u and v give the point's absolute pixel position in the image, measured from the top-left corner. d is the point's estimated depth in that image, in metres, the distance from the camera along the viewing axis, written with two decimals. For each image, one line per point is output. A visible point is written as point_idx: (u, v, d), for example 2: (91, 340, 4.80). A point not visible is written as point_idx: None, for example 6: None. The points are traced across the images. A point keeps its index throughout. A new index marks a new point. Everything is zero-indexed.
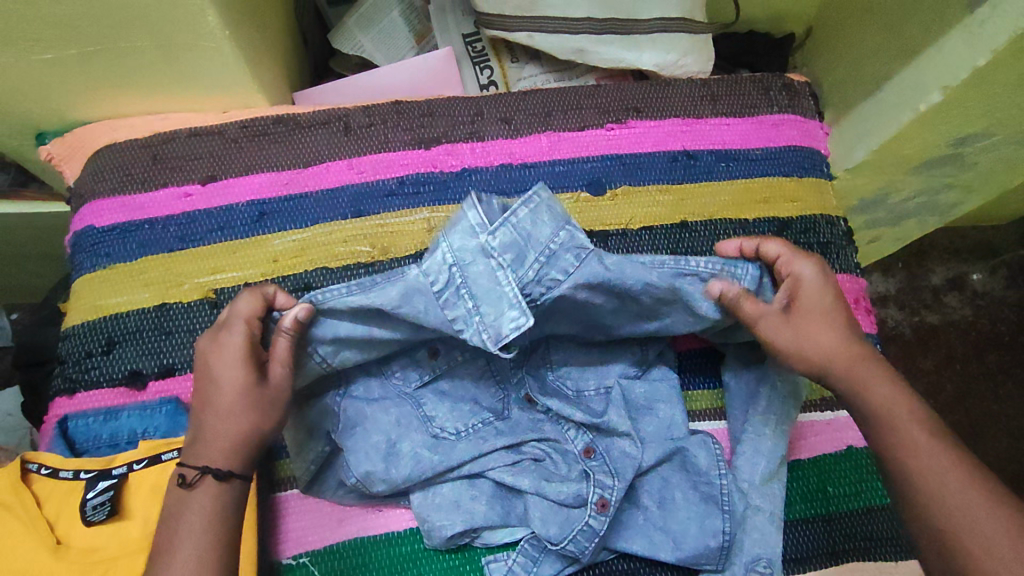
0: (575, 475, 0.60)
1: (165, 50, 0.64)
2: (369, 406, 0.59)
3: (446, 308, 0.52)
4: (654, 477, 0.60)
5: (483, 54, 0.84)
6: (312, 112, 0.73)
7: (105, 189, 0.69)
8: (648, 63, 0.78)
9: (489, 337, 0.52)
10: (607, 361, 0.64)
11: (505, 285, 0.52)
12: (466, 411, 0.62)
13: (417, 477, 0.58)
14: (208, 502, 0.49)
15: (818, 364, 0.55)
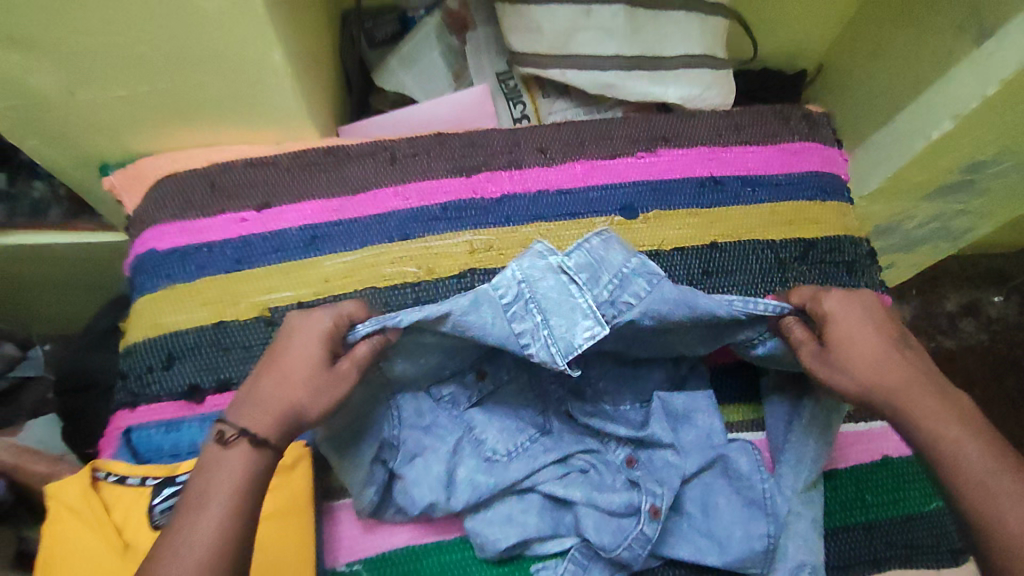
0: (621, 484, 0.61)
1: (231, 85, 0.69)
2: (425, 434, 0.61)
3: (514, 321, 0.55)
4: (698, 486, 0.62)
5: (516, 91, 0.89)
6: (360, 144, 0.77)
7: (165, 215, 0.73)
8: (674, 96, 0.83)
9: (560, 350, 0.55)
10: (642, 374, 0.65)
11: (577, 297, 0.56)
12: (514, 430, 0.63)
13: (475, 502, 0.59)
14: (236, 468, 0.48)
15: (878, 395, 0.53)
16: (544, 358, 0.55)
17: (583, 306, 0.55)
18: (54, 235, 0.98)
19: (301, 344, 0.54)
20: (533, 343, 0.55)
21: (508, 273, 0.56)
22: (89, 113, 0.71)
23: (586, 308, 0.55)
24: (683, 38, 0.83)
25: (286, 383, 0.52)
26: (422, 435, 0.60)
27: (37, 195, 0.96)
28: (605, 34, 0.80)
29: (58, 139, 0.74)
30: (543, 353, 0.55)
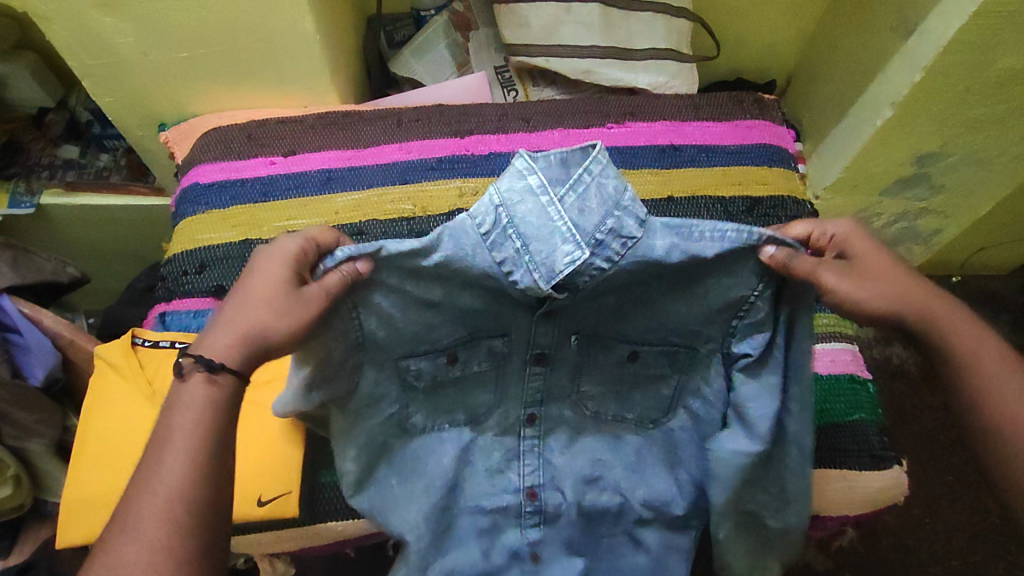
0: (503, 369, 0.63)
1: (271, 53, 0.85)
2: (344, 334, 0.55)
3: (494, 250, 0.54)
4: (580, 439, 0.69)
5: (510, 81, 1.04)
6: (374, 110, 0.92)
7: (209, 158, 0.87)
8: (643, 82, 0.97)
9: (540, 275, 0.54)
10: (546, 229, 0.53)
11: (555, 220, 0.54)
12: (437, 290, 0.56)
13: (433, 451, 0.67)
14: (200, 395, 0.49)
15: (895, 304, 0.53)
16: (529, 284, 0.54)
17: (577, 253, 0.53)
18: (107, 197, 1.13)
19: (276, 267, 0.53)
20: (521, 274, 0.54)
21: (485, 200, 0.55)
22: (156, 74, 0.87)
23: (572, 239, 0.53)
24: (651, 34, 0.98)
25: (261, 308, 0.51)
26: (367, 330, 0.56)
27: (104, 164, 1.17)
28: (584, 28, 0.95)
29: (129, 97, 0.91)
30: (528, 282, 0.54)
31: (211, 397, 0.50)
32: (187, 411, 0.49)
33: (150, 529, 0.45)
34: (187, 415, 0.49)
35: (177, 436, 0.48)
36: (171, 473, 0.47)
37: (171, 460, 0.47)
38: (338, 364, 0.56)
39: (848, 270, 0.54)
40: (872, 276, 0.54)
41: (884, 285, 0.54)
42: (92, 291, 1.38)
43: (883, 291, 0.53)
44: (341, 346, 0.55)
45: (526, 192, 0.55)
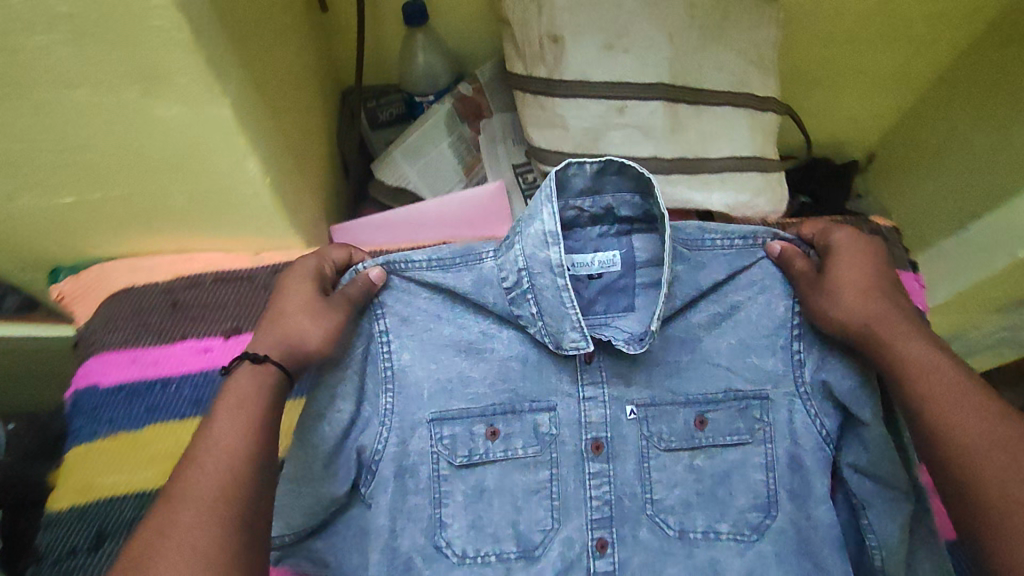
0: (565, 388, 0.64)
1: (195, 195, 0.57)
2: (351, 381, 0.61)
3: (513, 305, 0.59)
4: (658, 418, 0.64)
5: (534, 186, 0.78)
6: (352, 258, 0.66)
7: (116, 341, 0.61)
8: (719, 203, 0.71)
9: (552, 341, 0.59)
10: (537, 276, 0.57)
11: (569, 306, 0.57)
12: (464, 321, 0.63)
13: (444, 445, 0.63)
14: (248, 382, 0.48)
15: (853, 330, 0.55)
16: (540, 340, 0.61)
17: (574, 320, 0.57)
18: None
19: (303, 293, 0.59)
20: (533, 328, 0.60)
21: (510, 260, 0.58)
22: (33, 220, 0.60)
23: (575, 320, 0.57)
24: (730, 139, 0.71)
25: (311, 328, 0.56)
26: (394, 361, 0.62)
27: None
28: (641, 134, 0.68)
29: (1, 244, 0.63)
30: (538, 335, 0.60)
31: (251, 390, 0.48)
32: (229, 406, 0.46)
33: (205, 496, 0.40)
34: (233, 404, 0.47)
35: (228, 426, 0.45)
36: (212, 466, 0.42)
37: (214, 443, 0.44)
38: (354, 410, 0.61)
39: (817, 282, 0.58)
40: (847, 266, 0.57)
41: (856, 303, 0.55)
42: None
43: (858, 300, 0.55)
44: (367, 374, 0.62)
45: (548, 271, 0.56)
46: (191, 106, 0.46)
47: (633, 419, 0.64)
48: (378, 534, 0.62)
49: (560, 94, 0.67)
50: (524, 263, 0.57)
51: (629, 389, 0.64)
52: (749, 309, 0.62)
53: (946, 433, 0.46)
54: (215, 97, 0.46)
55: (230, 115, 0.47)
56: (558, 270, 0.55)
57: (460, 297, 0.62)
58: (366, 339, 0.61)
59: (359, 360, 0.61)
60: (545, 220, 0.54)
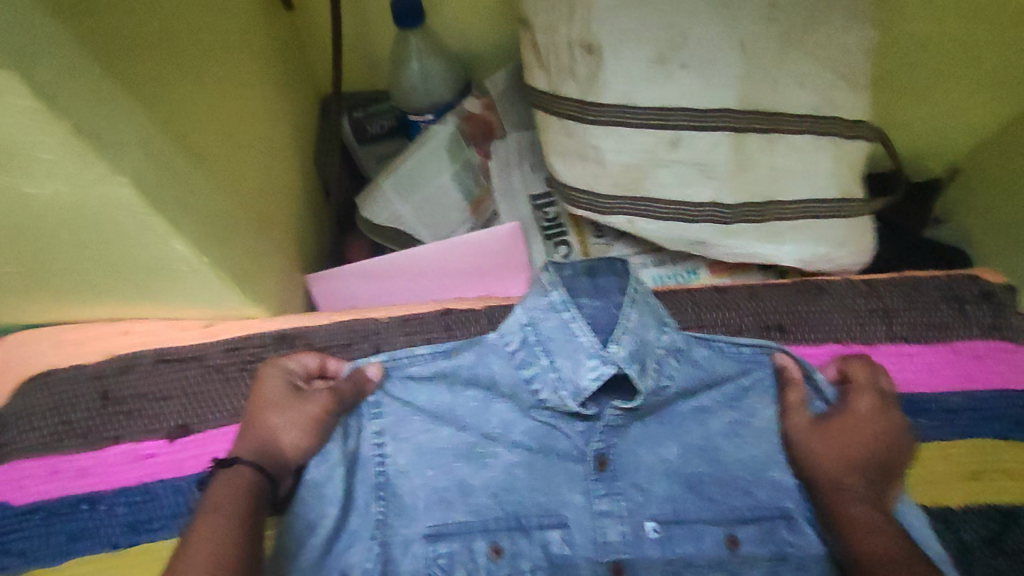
0: (579, 493, 0.49)
1: (114, 272, 0.43)
2: (330, 485, 0.45)
3: (522, 368, 0.47)
4: (687, 528, 0.48)
5: (556, 223, 0.63)
6: (324, 327, 0.52)
7: (34, 444, 0.49)
8: (791, 258, 0.56)
9: (568, 394, 0.47)
10: (545, 344, 0.46)
11: (581, 335, 0.45)
12: (458, 396, 0.48)
13: (439, 564, 0.46)
14: (226, 494, 0.40)
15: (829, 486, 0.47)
16: (555, 402, 0.48)
17: (588, 346, 0.45)
18: None
19: (276, 384, 0.47)
20: (546, 388, 0.48)
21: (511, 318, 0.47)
22: None
23: (592, 347, 0.45)
24: (812, 175, 0.55)
25: (289, 423, 0.45)
26: (385, 462, 0.47)
27: None
28: (698, 172, 0.53)
29: None
30: (556, 399, 0.48)
31: (239, 493, 0.40)
32: (213, 511, 0.38)
33: None
34: (220, 505, 0.39)
35: (213, 532, 0.36)
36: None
37: (198, 553, 0.35)
38: (327, 520, 0.44)
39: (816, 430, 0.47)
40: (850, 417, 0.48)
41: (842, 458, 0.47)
42: None
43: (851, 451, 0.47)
44: (355, 478, 0.47)
45: (550, 308, 0.45)
46: (72, 185, 0.33)
47: (655, 536, 0.48)
48: None
49: (593, 121, 0.52)
50: (526, 322, 0.46)
51: (648, 501, 0.49)
52: (760, 412, 0.50)
53: None
54: (105, 177, 0.32)
55: (134, 198, 0.34)
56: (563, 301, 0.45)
57: (461, 388, 0.48)
58: (342, 429, 0.46)
59: (337, 443, 0.46)
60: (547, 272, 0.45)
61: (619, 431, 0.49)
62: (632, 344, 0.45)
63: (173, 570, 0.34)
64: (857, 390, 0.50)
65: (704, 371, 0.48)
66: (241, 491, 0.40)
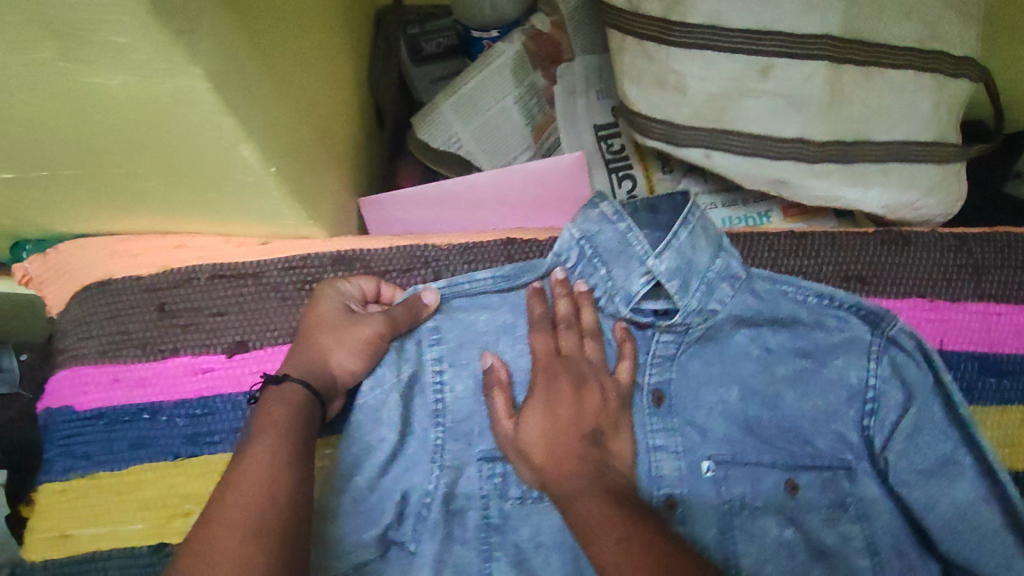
0: (639, 426, 0.47)
1: (174, 179, 0.42)
2: (389, 409, 0.45)
3: (581, 280, 0.49)
4: (745, 470, 0.47)
5: (621, 155, 0.60)
6: (383, 250, 0.51)
7: (91, 352, 0.49)
8: (874, 203, 0.53)
9: (621, 300, 0.48)
10: (602, 257, 0.48)
11: (634, 243, 0.47)
12: (518, 327, 0.48)
13: (494, 484, 0.46)
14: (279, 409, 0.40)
15: None
16: (611, 310, 0.48)
17: (640, 251, 0.46)
18: None
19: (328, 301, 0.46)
20: (603, 298, 0.48)
21: (565, 233, 0.49)
22: None
23: (643, 253, 0.46)
24: (905, 116, 0.51)
25: (341, 339, 0.44)
26: (443, 389, 0.47)
27: None
28: (786, 106, 0.49)
29: None
30: (610, 308, 0.48)
31: (290, 409, 0.40)
32: (261, 427, 0.39)
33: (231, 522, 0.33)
34: (271, 423, 0.39)
35: (271, 452, 0.37)
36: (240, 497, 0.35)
37: (252, 469, 0.36)
38: (385, 443, 0.45)
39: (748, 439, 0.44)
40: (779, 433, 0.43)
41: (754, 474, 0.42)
42: None
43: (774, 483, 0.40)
44: (416, 404, 0.46)
45: (601, 218, 0.48)
46: (141, 78, 0.31)
47: (711, 476, 0.47)
48: None
49: (676, 44, 0.49)
50: (581, 237, 0.48)
51: (706, 440, 0.47)
52: (836, 363, 0.48)
53: None
54: (181, 68, 0.30)
55: (205, 91, 0.31)
56: (614, 215, 0.47)
57: (524, 316, 0.48)
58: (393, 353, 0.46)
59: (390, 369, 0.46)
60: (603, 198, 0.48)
61: (676, 363, 0.48)
62: (676, 259, 0.45)
63: (223, 490, 0.35)
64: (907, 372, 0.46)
65: (765, 307, 0.47)
66: (291, 407, 0.40)
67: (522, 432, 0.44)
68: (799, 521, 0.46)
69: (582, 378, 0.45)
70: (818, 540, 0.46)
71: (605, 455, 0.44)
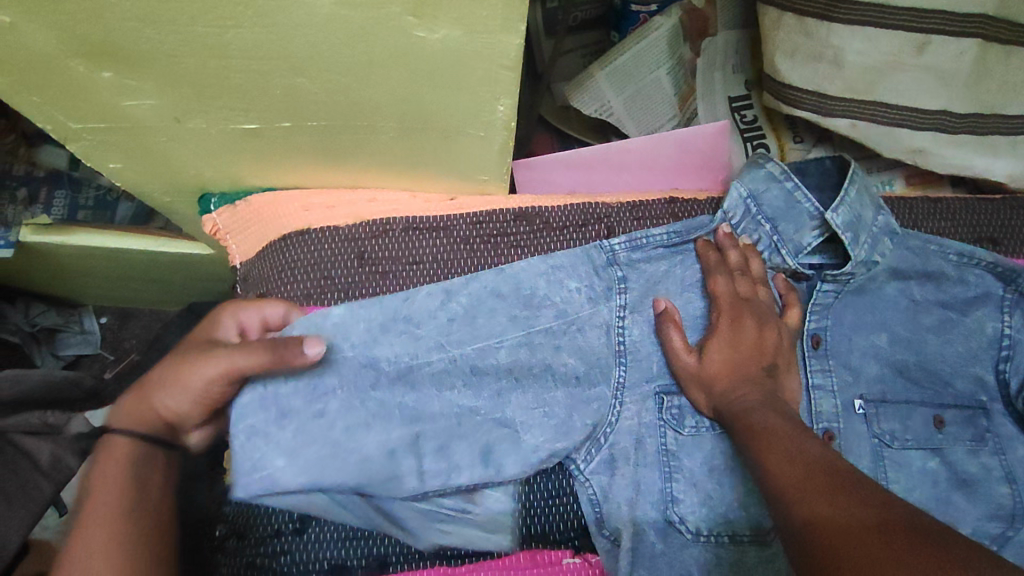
0: (802, 364, 0.53)
1: (408, 131, 0.46)
2: (582, 341, 0.51)
3: (746, 236, 0.54)
4: (894, 407, 0.53)
5: (754, 126, 0.66)
6: (560, 207, 0.56)
7: (296, 295, 0.53)
8: (1000, 173, 0.58)
9: (788, 252, 0.54)
10: (771, 214, 0.53)
11: (804, 201, 0.52)
12: (684, 274, 0.54)
13: (670, 414, 0.51)
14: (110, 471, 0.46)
15: (805, 447, 0.42)
16: (777, 263, 0.54)
17: (812, 208, 0.52)
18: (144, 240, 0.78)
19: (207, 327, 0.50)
20: (767, 251, 0.54)
21: (732, 193, 0.54)
22: (197, 146, 0.50)
23: (815, 209, 0.52)
24: None
25: (176, 387, 0.46)
26: (623, 332, 0.52)
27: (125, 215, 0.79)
28: (933, 80, 0.54)
29: (150, 165, 0.53)
30: (775, 259, 0.54)
31: (121, 458, 0.46)
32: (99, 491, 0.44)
33: None
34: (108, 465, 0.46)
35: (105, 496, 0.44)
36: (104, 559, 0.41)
37: (102, 508, 0.43)
38: (386, 400, 0.48)
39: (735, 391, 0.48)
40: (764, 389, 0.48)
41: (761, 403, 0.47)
42: (91, 298, 1.01)
43: (783, 419, 0.45)
44: (601, 344, 0.51)
45: (769, 178, 0.53)
46: (467, 32, 0.35)
47: (862, 412, 0.52)
48: (594, 507, 0.50)
49: (840, 20, 0.53)
50: (749, 195, 0.54)
51: (858, 380, 0.53)
52: (975, 315, 0.53)
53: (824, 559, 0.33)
54: (511, 24, 0.35)
55: (516, 47, 0.36)
56: (783, 177, 0.53)
57: (692, 266, 0.54)
58: (401, 318, 0.49)
59: (457, 323, 0.49)
60: (771, 162, 0.53)
61: (831, 312, 0.53)
62: (848, 215, 0.51)
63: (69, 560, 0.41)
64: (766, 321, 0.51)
65: (918, 260, 0.53)
66: (132, 457, 0.46)
67: (707, 364, 0.49)
68: (943, 453, 0.52)
69: (764, 315, 0.51)
70: (960, 468, 0.52)
71: (779, 385, 0.49)
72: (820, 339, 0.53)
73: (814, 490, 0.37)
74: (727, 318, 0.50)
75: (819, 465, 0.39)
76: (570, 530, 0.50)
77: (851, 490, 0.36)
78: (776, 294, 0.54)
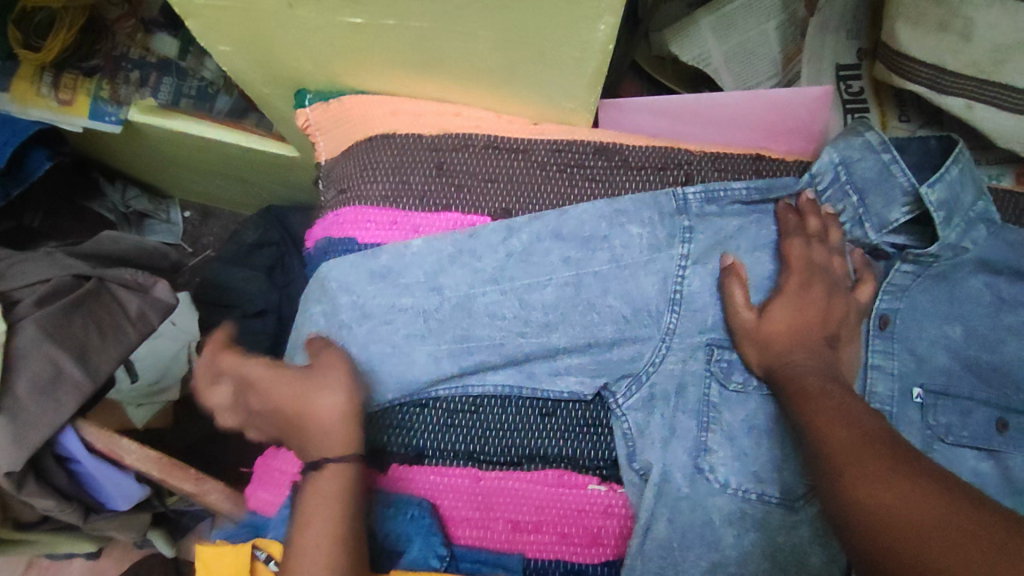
0: (865, 343, 0.51)
1: (507, 45, 0.47)
2: (638, 284, 0.51)
3: (828, 205, 0.53)
4: (956, 402, 0.50)
5: (860, 98, 0.63)
6: (642, 148, 0.55)
7: (374, 194, 0.55)
8: None
9: (871, 226, 0.52)
10: (862, 185, 0.51)
11: (898, 176, 0.50)
12: (757, 232, 0.53)
13: (718, 367, 0.51)
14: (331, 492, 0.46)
15: (860, 419, 0.40)
16: (857, 236, 0.53)
17: (906, 184, 0.49)
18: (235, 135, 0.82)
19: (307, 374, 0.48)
20: (849, 222, 0.53)
21: (822, 158, 0.52)
22: (304, 38, 0.52)
23: (910, 185, 0.49)
24: None
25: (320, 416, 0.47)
26: (683, 282, 0.51)
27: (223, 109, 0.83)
28: None
29: (256, 52, 0.55)
30: (856, 232, 0.53)
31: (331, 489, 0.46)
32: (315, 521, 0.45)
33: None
34: (326, 501, 0.46)
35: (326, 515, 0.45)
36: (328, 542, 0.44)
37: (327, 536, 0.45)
38: (426, 304, 0.51)
39: (780, 355, 0.48)
40: (813, 354, 0.47)
41: (810, 367, 0.46)
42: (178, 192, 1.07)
43: (820, 381, 0.45)
44: (657, 290, 0.51)
45: (865, 148, 0.51)
46: None
47: (920, 401, 0.51)
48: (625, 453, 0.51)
49: None
50: (838, 162, 0.52)
51: (922, 368, 0.51)
52: None
53: (877, 538, 0.33)
54: None
55: None
56: (880, 147, 0.50)
57: (766, 225, 0.53)
58: (463, 250, 0.51)
59: (513, 260, 0.51)
60: (873, 132, 0.50)
61: (906, 295, 0.52)
62: (945, 194, 0.48)
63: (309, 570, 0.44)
64: (835, 291, 0.50)
65: (1012, 255, 0.50)
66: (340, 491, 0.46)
67: (765, 321, 0.49)
68: (999, 457, 0.50)
69: (835, 285, 0.50)
70: (1015, 476, 0.49)
71: (837, 356, 0.48)
72: (887, 319, 0.51)
73: (867, 461, 0.37)
74: (796, 282, 0.49)
75: (876, 438, 0.38)
76: (600, 459, 0.51)
77: (907, 464, 0.36)
78: (851, 268, 0.52)
